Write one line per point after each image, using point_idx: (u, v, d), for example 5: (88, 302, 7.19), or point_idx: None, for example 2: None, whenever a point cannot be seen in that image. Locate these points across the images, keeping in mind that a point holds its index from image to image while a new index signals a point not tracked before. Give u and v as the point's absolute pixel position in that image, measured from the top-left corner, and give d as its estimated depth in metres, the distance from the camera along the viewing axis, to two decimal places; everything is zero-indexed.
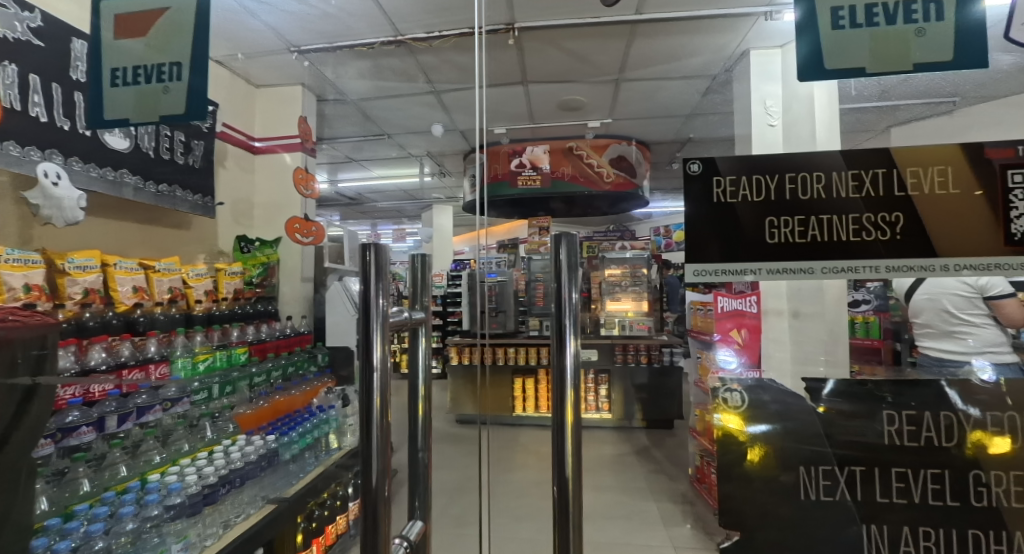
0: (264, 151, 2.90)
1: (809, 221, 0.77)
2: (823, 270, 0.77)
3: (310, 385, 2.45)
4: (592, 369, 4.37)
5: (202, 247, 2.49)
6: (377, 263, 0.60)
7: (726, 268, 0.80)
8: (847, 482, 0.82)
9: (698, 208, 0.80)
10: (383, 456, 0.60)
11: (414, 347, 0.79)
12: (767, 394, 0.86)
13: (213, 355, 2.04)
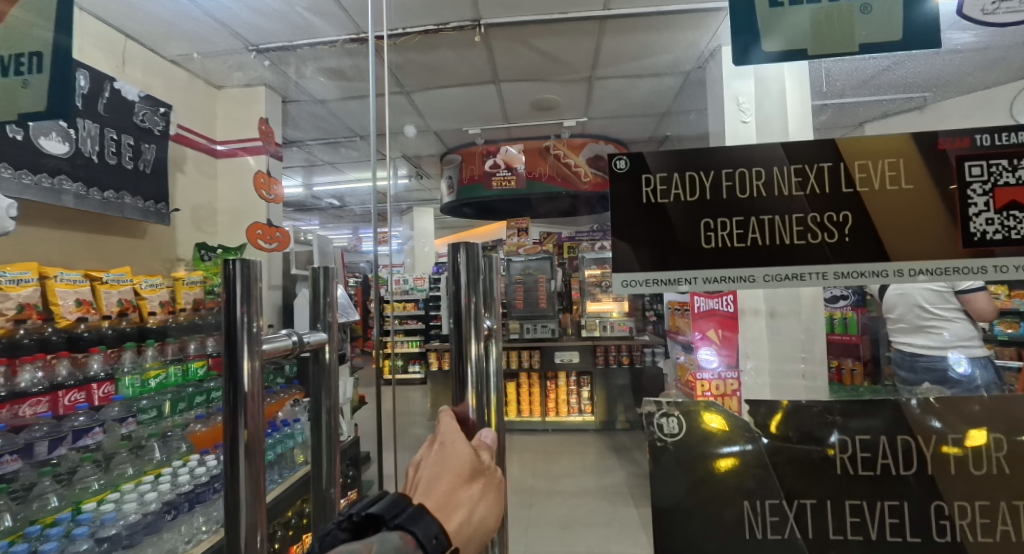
0: (228, 154, 2.70)
1: (749, 224, 0.78)
2: (766, 277, 0.78)
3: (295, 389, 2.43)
4: (574, 371, 4.36)
5: (158, 257, 2.39)
6: (240, 278, 0.54)
7: (657, 278, 0.80)
8: (796, 515, 0.85)
9: (627, 206, 0.81)
10: (253, 482, 0.56)
11: (316, 370, 0.72)
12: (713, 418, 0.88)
13: (164, 371, 1.90)
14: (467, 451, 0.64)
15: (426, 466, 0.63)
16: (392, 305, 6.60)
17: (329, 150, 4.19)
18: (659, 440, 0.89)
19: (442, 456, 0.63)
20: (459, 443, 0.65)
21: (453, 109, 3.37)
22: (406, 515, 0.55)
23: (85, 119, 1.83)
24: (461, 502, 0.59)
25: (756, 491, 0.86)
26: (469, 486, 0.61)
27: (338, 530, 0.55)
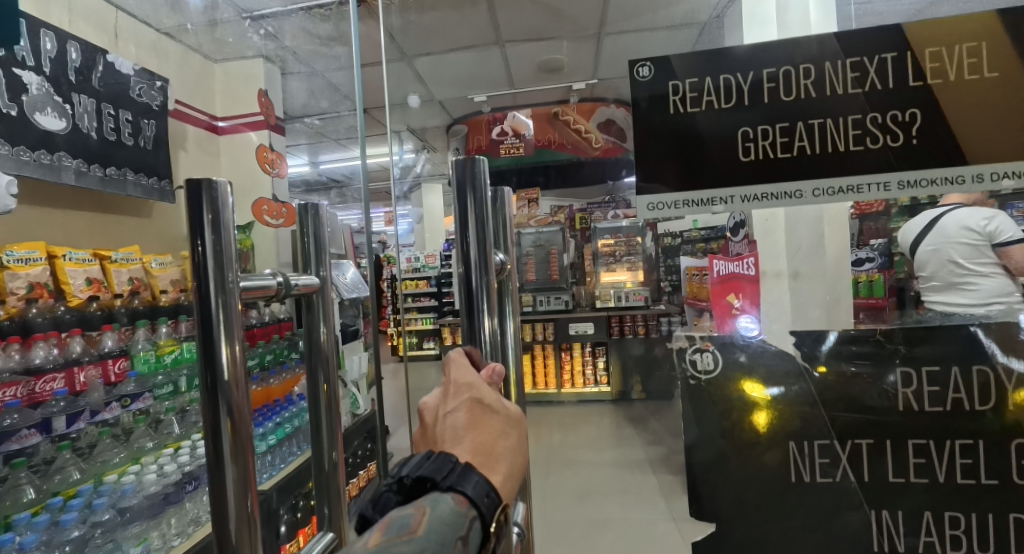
0: (229, 131, 2.75)
1: (794, 136, 0.85)
2: (816, 192, 0.85)
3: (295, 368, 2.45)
4: (589, 342, 4.29)
5: (164, 236, 2.38)
6: (207, 206, 0.38)
7: (693, 199, 0.88)
8: (849, 458, 0.92)
9: (660, 121, 0.89)
10: (244, 472, 0.39)
11: (311, 324, 0.63)
12: (742, 354, 0.95)
13: (179, 347, 1.92)
14: (494, 401, 0.61)
15: (458, 419, 0.59)
16: (404, 283, 6.58)
17: (334, 125, 4.13)
18: (693, 377, 0.97)
19: (474, 407, 0.60)
20: (482, 391, 0.62)
21: (459, 76, 3.27)
22: (456, 472, 0.53)
23: (79, 93, 1.81)
24: (503, 451, 0.57)
25: (802, 432, 0.93)
26: (509, 433, 0.59)
27: (388, 496, 0.52)
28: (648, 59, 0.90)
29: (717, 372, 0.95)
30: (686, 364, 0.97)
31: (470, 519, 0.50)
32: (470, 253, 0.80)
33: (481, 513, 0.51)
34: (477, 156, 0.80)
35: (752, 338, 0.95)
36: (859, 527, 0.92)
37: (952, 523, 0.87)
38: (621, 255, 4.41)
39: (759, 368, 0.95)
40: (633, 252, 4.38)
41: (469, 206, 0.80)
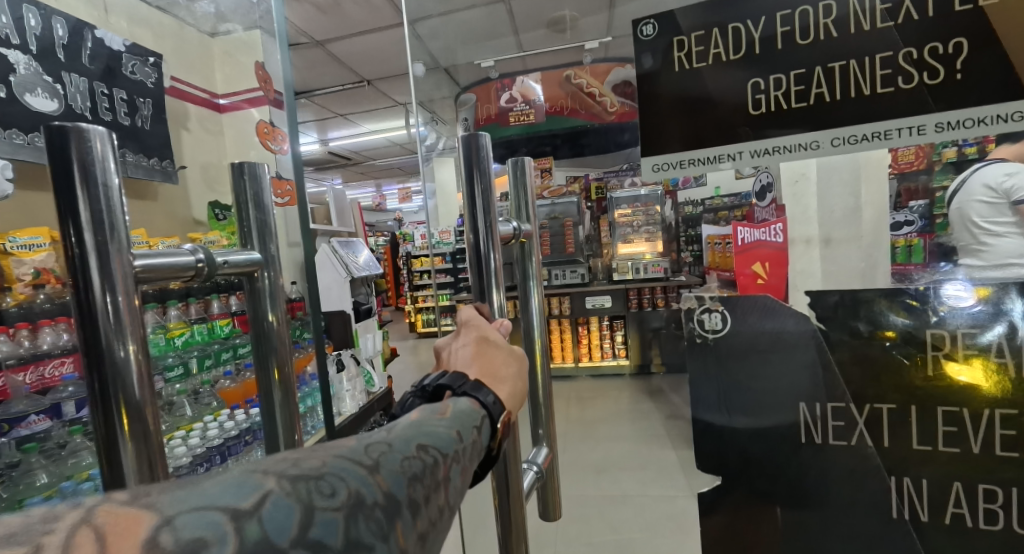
0: (230, 108, 2.74)
1: (812, 84, 0.75)
2: (833, 142, 0.75)
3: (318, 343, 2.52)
4: (607, 315, 4.22)
5: (172, 218, 2.38)
6: (83, 161, 0.36)
7: (695, 159, 0.82)
8: (867, 423, 0.84)
9: (662, 80, 0.82)
10: (139, 441, 0.38)
11: (255, 303, 0.58)
12: (750, 318, 0.89)
13: (190, 329, 1.89)
14: (497, 338, 0.72)
15: (467, 350, 0.68)
16: (420, 260, 6.57)
17: (340, 100, 4.04)
18: (700, 337, 0.93)
19: (481, 344, 0.70)
20: (487, 331, 0.73)
21: (464, 43, 3.14)
22: (468, 384, 0.61)
23: (69, 72, 1.77)
24: (507, 375, 0.67)
25: (814, 396, 0.87)
26: (512, 362, 0.69)
27: (411, 399, 0.60)
28: (651, 14, 0.82)
29: (725, 333, 0.91)
30: (693, 322, 0.93)
31: (481, 417, 0.58)
32: (477, 232, 0.79)
33: (490, 417, 0.60)
34: (480, 133, 0.76)
35: (771, 303, 0.88)
36: (877, 492, 0.86)
37: (987, 497, 0.78)
38: (640, 225, 4.27)
39: (766, 332, 0.89)
40: (652, 221, 4.23)
41: (475, 188, 0.78)
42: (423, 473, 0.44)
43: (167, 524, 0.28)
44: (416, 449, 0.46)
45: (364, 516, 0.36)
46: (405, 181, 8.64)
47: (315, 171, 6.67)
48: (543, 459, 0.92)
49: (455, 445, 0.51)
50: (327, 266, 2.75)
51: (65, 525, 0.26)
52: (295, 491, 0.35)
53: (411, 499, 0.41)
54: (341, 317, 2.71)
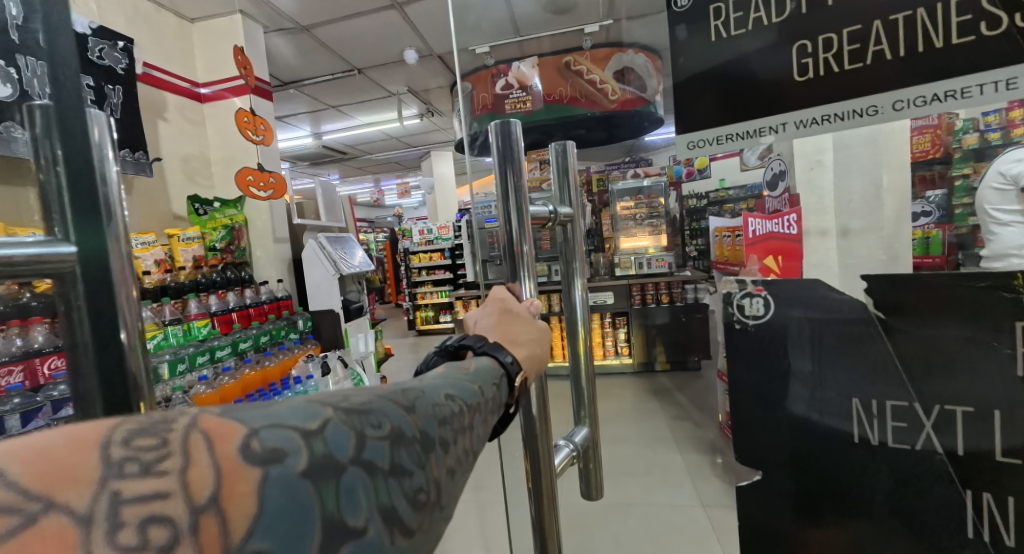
0: (211, 97, 2.62)
1: (871, 40, 0.54)
2: (896, 108, 0.54)
3: (310, 343, 2.47)
4: (609, 312, 3.96)
5: (150, 213, 2.25)
6: None
7: (730, 134, 0.63)
8: (935, 425, 0.58)
9: (690, 53, 0.64)
10: None
11: None
12: (797, 307, 0.66)
13: (163, 331, 1.81)
14: (520, 309, 0.63)
15: (487, 318, 0.62)
16: (418, 256, 6.41)
17: (332, 90, 3.89)
18: (739, 322, 0.70)
19: (501, 308, 0.63)
20: (510, 301, 0.64)
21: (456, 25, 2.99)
22: (489, 343, 0.55)
23: (25, 56, 1.64)
24: (528, 340, 0.60)
25: (871, 391, 0.62)
26: (534, 328, 0.61)
27: (435, 358, 0.56)
28: None
29: (768, 321, 0.67)
30: (727, 307, 0.70)
31: (500, 375, 0.52)
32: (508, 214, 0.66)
33: (509, 376, 0.53)
34: (510, 118, 0.64)
35: (820, 286, 0.65)
36: (947, 509, 0.59)
37: None
38: (643, 218, 4.02)
39: (813, 313, 0.64)
40: (655, 214, 4.00)
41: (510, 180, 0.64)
42: (451, 420, 0.40)
43: (252, 433, 0.28)
44: (444, 395, 0.42)
45: (407, 445, 0.34)
46: (404, 176, 8.47)
47: (311, 166, 6.53)
48: (583, 438, 0.78)
49: (479, 398, 0.46)
50: (316, 261, 2.65)
51: (178, 432, 0.27)
52: (351, 421, 0.33)
53: (442, 440, 0.39)
54: (328, 315, 2.59)
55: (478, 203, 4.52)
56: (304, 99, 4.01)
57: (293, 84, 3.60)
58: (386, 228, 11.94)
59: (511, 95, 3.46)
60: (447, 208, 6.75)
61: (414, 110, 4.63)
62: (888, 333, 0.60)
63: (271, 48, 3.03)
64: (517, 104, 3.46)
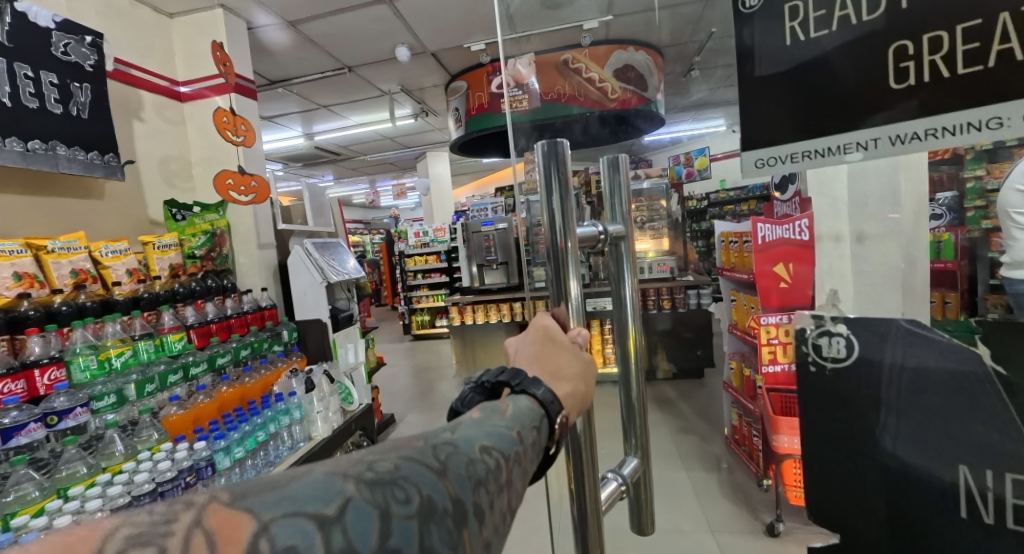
0: (192, 97, 2.50)
1: (995, 37, 0.45)
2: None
3: (297, 354, 2.34)
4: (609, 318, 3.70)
5: (125, 219, 2.12)
6: None
7: (807, 150, 0.55)
8: None
9: (761, 54, 0.57)
10: None
11: None
12: (901, 353, 0.57)
13: (133, 348, 1.67)
14: (562, 336, 0.60)
15: (527, 350, 0.59)
16: (413, 258, 6.25)
17: (323, 89, 3.76)
18: (814, 363, 0.63)
19: (541, 339, 0.60)
20: (552, 328, 0.61)
21: (452, 21, 2.88)
22: (528, 378, 0.52)
23: None
24: (570, 375, 0.57)
25: (986, 456, 0.52)
26: (577, 361, 0.58)
27: (471, 394, 0.53)
28: None
29: (850, 365, 0.60)
30: (806, 347, 0.63)
31: (541, 417, 0.48)
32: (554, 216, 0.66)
33: (550, 417, 0.50)
34: (559, 139, 0.64)
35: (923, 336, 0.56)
36: None
37: None
38: None
39: (923, 364, 0.55)
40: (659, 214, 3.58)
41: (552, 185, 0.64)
42: (486, 484, 0.39)
43: (264, 529, 0.29)
44: (480, 448, 0.41)
45: (438, 524, 0.34)
46: (400, 177, 8.32)
47: (304, 167, 6.39)
48: (633, 472, 0.76)
49: (517, 446, 0.44)
50: (302, 269, 2.52)
51: (183, 528, 0.29)
52: (377, 494, 0.33)
53: (476, 506, 0.37)
54: (316, 325, 2.47)
55: (474, 205, 4.38)
56: (294, 98, 3.88)
57: (283, 83, 3.48)
58: (382, 229, 11.76)
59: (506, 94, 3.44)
60: (443, 209, 6.61)
61: (408, 110, 4.50)
62: (1008, 390, 0.51)
63: (259, 44, 2.91)
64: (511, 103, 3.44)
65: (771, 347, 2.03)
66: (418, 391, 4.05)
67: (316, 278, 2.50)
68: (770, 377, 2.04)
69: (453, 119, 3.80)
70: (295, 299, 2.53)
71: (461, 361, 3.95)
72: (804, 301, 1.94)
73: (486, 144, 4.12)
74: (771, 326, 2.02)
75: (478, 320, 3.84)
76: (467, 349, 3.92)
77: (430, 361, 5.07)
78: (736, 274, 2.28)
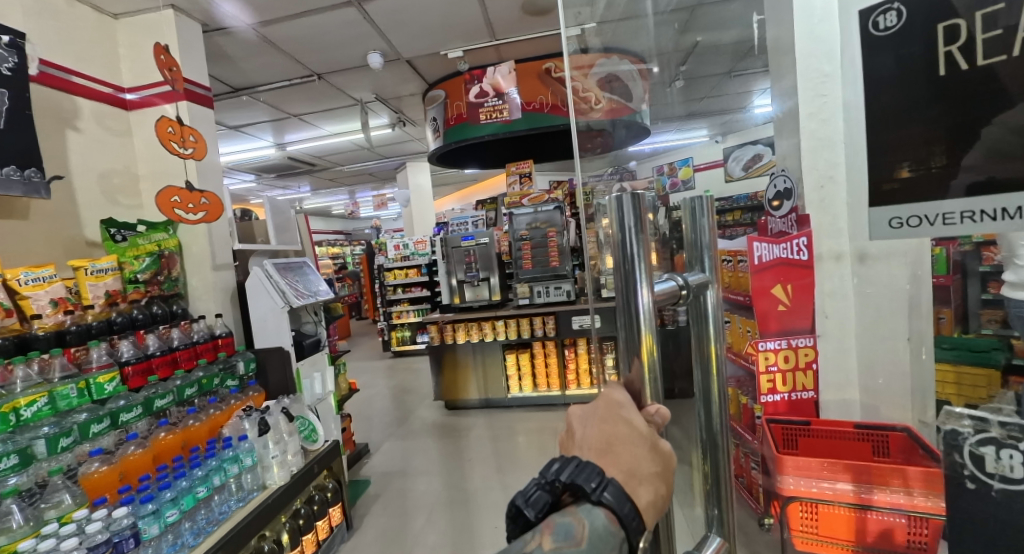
0: (139, 104, 2.28)
1: None
2: None
3: (256, 388, 2.12)
4: (596, 336, 3.52)
5: (54, 240, 1.89)
6: None
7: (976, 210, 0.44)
8: None
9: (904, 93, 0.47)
10: None
11: None
12: None
13: (50, 394, 1.43)
14: (635, 418, 0.52)
15: (593, 431, 0.53)
16: (394, 272, 6.00)
17: (293, 97, 3.55)
18: (973, 479, 0.48)
19: (611, 417, 0.53)
20: (628, 411, 0.53)
21: (426, 26, 2.71)
22: (605, 480, 0.47)
23: None
24: (648, 475, 0.49)
25: None
26: (652, 455, 0.50)
27: (539, 493, 0.49)
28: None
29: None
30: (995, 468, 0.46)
31: (619, 537, 0.45)
32: (624, 234, 0.58)
33: (628, 533, 0.46)
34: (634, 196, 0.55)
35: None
36: None
37: None
38: None
39: None
40: None
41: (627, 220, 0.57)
42: None
43: None
44: None
45: None
46: (380, 187, 8.07)
47: (278, 178, 6.12)
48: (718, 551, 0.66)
49: None
50: (261, 292, 2.29)
51: None
52: None
53: None
54: (277, 353, 2.26)
55: (454, 218, 4.17)
56: (262, 106, 3.66)
57: (248, 90, 3.26)
58: (364, 240, 11.47)
59: (486, 102, 3.27)
60: (423, 221, 6.38)
61: (385, 119, 4.29)
62: None
63: (219, 49, 2.69)
64: (492, 113, 3.28)
65: (769, 377, 1.87)
66: (396, 415, 3.81)
67: (277, 302, 2.27)
68: (768, 407, 1.89)
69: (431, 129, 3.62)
70: (253, 326, 2.30)
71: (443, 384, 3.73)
72: (807, 324, 1.83)
73: (466, 156, 3.94)
74: (771, 351, 1.83)
75: (459, 339, 3.62)
76: (448, 370, 3.72)
77: (410, 381, 4.82)
78: (734, 295, 2.09)
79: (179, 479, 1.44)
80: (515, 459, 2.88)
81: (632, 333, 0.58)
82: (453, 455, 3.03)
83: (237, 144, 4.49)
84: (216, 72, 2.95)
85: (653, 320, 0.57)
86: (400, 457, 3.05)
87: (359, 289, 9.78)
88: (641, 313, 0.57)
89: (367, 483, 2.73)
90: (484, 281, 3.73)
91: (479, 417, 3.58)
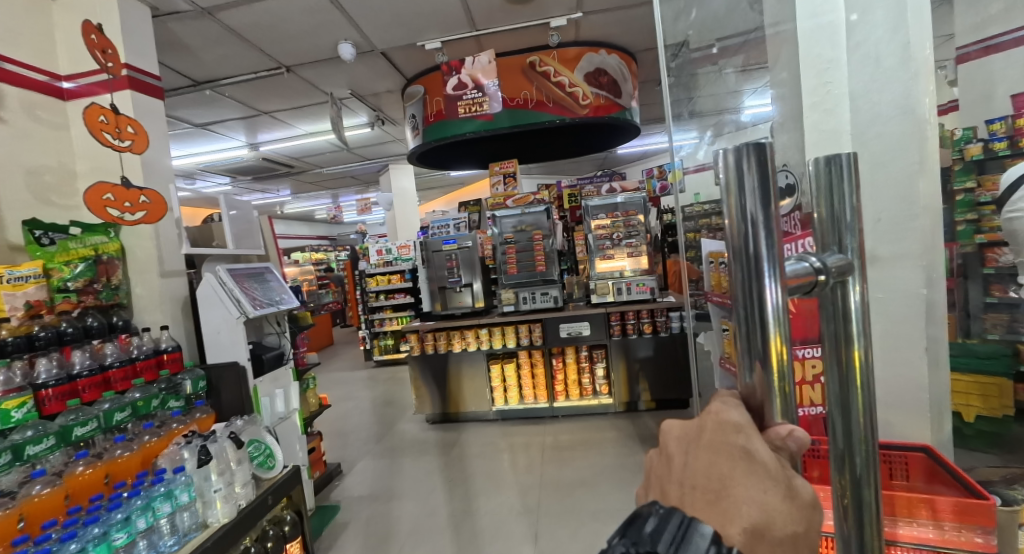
0: (78, 95, 2.05)
1: None
2: None
3: (205, 409, 1.90)
4: (585, 344, 3.33)
5: None
6: None
7: None
8: None
9: None
10: None
11: None
12: None
13: None
14: (762, 451, 0.31)
15: (693, 464, 0.34)
16: (376, 278, 5.76)
17: (263, 93, 3.32)
18: None
19: (716, 441, 0.33)
20: (749, 436, 0.32)
21: (401, 14, 2.51)
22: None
23: None
24: (787, 539, 0.30)
25: None
26: (794, 505, 0.31)
27: None
28: None
29: None
30: None
31: None
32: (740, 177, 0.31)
33: None
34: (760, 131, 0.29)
35: None
36: None
37: None
38: (621, 237, 3.29)
39: None
40: (634, 232, 3.27)
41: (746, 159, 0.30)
42: None
43: None
44: None
45: None
46: (363, 191, 7.84)
47: (255, 181, 5.87)
48: None
49: None
50: (213, 301, 2.06)
51: None
52: None
53: None
54: (231, 369, 2.03)
55: (434, 222, 3.89)
56: (230, 103, 3.43)
57: (211, 83, 3.02)
58: (348, 245, 11.20)
59: (464, 96, 3.02)
60: (406, 225, 6.16)
61: (363, 118, 4.08)
62: None
63: (173, 37, 2.47)
64: (471, 108, 3.04)
65: None
66: (373, 431, 3.58)
67: (231, 313, 2.04)
68: None
69: (410, 127, 3.42)
70: (205, 339, 2.08)
71: (423, 398, 3.48)
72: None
73: (448, 155, 3.75)
74: None
75: (440, 349, 3.41)
76: (429, 382, 3.46)
77: (391, 392, 4.58)
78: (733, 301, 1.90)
79: (88, 527, 1.22)
80: (499, 479, 2.67)
81: (756, 340, 0.31)
82: (432, 475, 2.81)
83: (206, 143, 4.24)
84: (173, 63, 2.73)
85: (793, 323, 0.31)
86: (374, 478, 2.82)
87: (343, 295, 9.50)
88: (769, 310, 0.31)
89: (337, 508, 2.48)
90: (467, 287, 3.51)
91: (461, 432, 3.36)
